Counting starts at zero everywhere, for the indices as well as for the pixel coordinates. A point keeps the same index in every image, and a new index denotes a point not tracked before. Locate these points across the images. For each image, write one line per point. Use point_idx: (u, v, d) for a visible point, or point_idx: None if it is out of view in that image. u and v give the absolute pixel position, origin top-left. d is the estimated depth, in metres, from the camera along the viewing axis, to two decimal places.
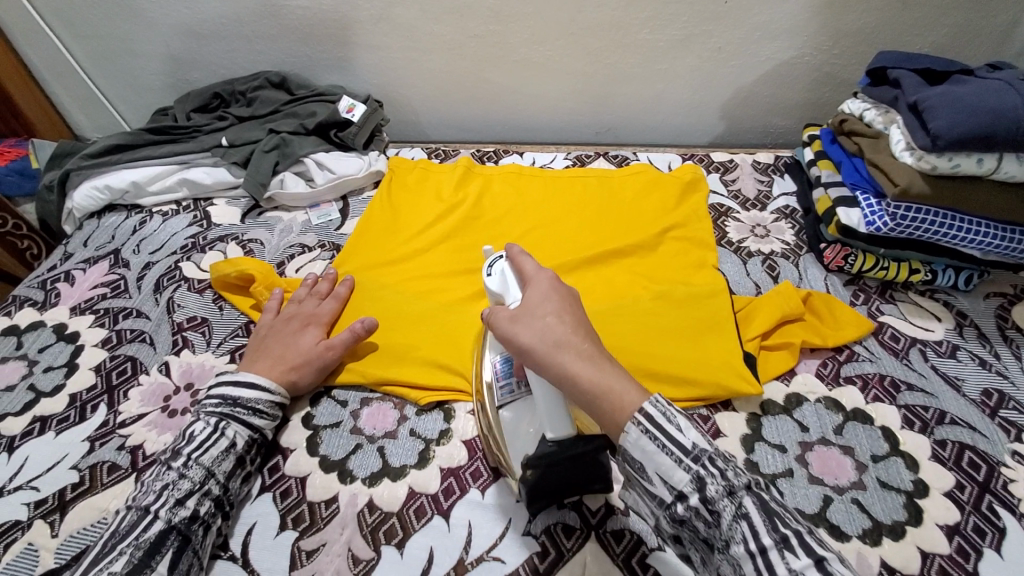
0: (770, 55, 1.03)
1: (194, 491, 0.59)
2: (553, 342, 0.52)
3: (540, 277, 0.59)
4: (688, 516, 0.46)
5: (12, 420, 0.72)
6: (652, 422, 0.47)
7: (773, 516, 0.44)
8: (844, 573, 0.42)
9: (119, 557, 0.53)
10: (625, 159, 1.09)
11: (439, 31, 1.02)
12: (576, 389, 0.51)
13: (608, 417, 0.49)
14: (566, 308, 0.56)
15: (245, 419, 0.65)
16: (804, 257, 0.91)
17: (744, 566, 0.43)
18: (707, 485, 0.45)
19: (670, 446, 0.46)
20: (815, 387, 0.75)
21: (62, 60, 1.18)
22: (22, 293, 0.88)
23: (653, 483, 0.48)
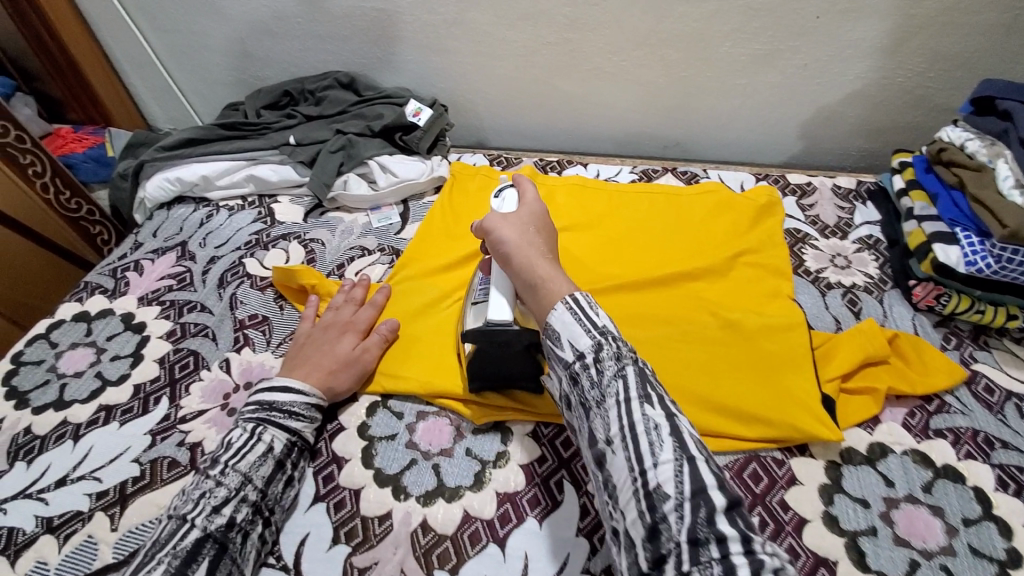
0: (859, 75, 0.96)
1: (231, 499, 0.58)
2: (524, 242, 0.65)
3: (533, 203, 0.72)
4: (580, 374, 0.55)
5: (80, 407, 0.74)
6: (578, 305, 0.57)
7: (646, 382, 0.53)
8: (687, 429, 0.51)
9: (156, 567, 0.52)
10: (694, 176, 1.04)
11: (511, 37, 1.00)
12: (528, 275, 0.63)
13: (542, 300, 0.60)
14: (543, 229, 0.69)
15: (281, 422, 0.64)
16: (888, 293, 0.85)
17: (610, 413, 0.52)
18: (603, 351, 0.54)
19: (586, 321, 0.56)
20: (901, 438, 0.69)
21: (142, 52, 1.22)
22: (94, 280, 0.90)
23: (561, 347, 0.57)
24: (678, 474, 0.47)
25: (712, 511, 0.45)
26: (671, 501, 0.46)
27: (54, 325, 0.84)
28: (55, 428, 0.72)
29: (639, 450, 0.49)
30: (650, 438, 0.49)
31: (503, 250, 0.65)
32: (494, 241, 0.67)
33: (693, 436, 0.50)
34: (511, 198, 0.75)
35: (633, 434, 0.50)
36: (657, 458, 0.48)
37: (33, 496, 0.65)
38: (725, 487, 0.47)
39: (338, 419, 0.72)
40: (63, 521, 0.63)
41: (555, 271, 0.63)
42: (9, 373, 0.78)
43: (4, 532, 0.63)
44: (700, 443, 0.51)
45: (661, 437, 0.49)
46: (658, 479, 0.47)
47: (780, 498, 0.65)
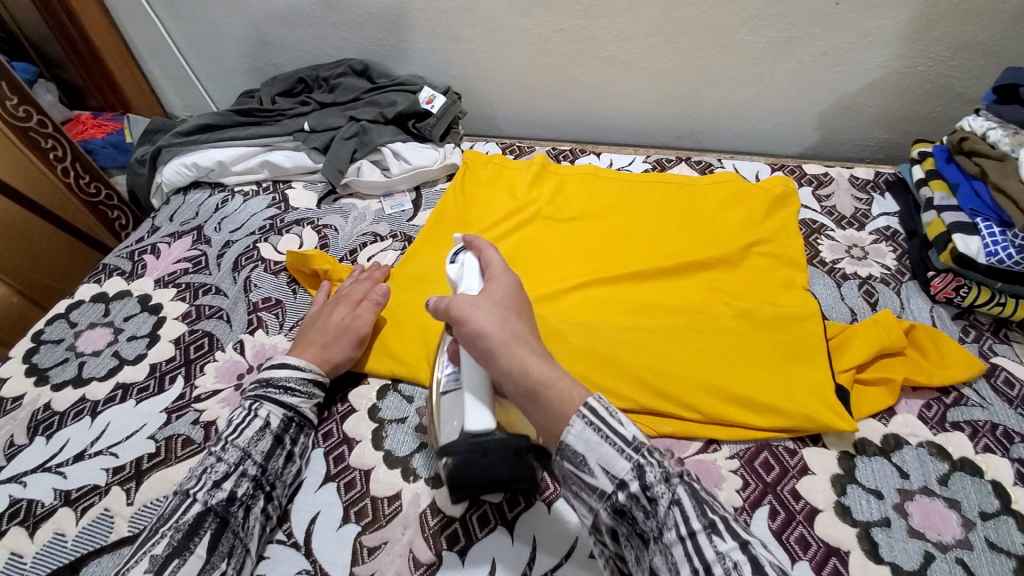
0: (878, 63, 0.95)
1: (231, 473, 0.59)
2: (507, 334, 0.56)
3: (501, 274, 0.64)
4: (628, 506, 0.49)
5: (98, 385, 0.75)
6: (597, 415, 0.50)
7: (703, 503, 0.47)
8: (765, 557, 0.45)
9: (161, 540, 0.54)
10: (708, 166, 1.03)
11: (525, 24, 1.00)
12: (526, 379, 0.53)
13: (552, 414, 0.52)
14: (519, 307, 0.61)
15: (278, 398, 0.65)
16: (905, 285, 0.84)
17: (675, 551, 0.46)
18: (647, 474, 0.48)
19: (613, 438, 0.49)
20: (917, 430, 0.68)
21: (160, 40, 1.23)
22: (112, 262, 0.92)
23: (591, 474, 0.50)
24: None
25: None
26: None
27: (73, 305, 0.85)
28: (74, 405, 0.73)
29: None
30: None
31: (484, 344, 0.56)
32: (470, 334, 0.57)
33: (771, 563, 0.45)
34: (472, 269, 0.66)
35: (708, 571, 0.44)
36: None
37: (52, 469, 0.67)
38: None
39: (349, 401, 0.72)
40: (81, 494, 0.64)
41: (554, 371, 0.54)
42: (29, 351, 0.80)
43: (24, 504, 0.64)
44: (783, 572, 0.45)
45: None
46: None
47: (791, 487, 0.64)
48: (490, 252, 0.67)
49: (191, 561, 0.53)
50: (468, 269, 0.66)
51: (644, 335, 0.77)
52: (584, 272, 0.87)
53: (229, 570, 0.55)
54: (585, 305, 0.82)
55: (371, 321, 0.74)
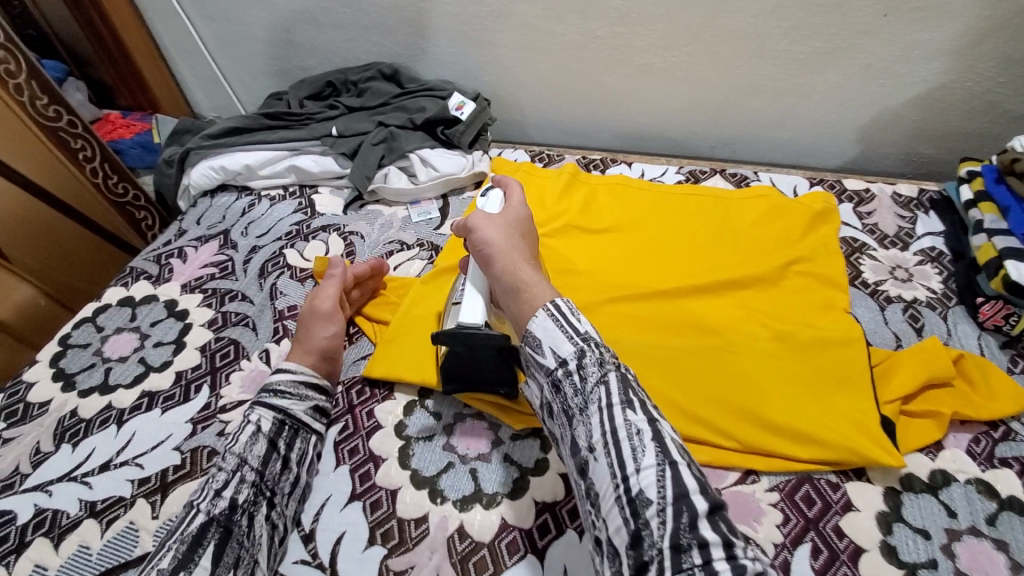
0: (926, 77, 0.91)
1: (231, 481, 0.58)
2: (509, 244, 0.62)
3: (518, 204, 0.69)
4: (562, 381, 0.53)
5: (124, 392, 0.75)
6: (559, 312, 0.55)
7: (628, 386, 0.51)
8: (669, 435, 0.50)
9: (166, 552, 0.52)
10: (744, 178, 1.00)
11: (559, 31, 0.98)
12: (509, 279, 0.59)
13: (521, 307, 0.57)
14: (526, 233, 0.67)
15: (269, 402, 0.64)
16: (952, 310, 0.80)
17: (593, 419, 0.51)
18: (586, 357, 0.53)
19: (567, 327, 0.54)
20: (966, 466, 0.65)
21: (190, 40, 1.23)
22: (139, 266, 0.91)
23: (541, 354, 0.55)
24: (660, 479, 0.46)
25: (699, 519, 0.44)
26: (654, 508, 0.45)
27: (100, 309, 0.85)
28: (100, 412, 0.73)
29: (620, 456, 0.48)
30: (631, 443, 0.48)
31: (485, 250, 0.62)
32: (475, 242, 0.63)
33: (674, 440, 0.49)
34: (495, 198, 0.72)
35: (616, 438, 0.49)
36: (639, 463, 0.47)
37: (77, 478, 0.66)
38: (706, 491, 0.46)
39: (374, 417, 0.71)
40: (106, 506, 0.64)
41: (539, 277, 0.59)
42: (56, 356, 0.79)
43: (49, 514, 0.64)
44: (683, 449, 0.50)
45: (643, 442, 0.48)
46: (641, 485, 0.46)
47: (835, 525, 0.61)
48: (514, 188, 0.72)
49: (197, 572, 0.51)
50: (494, 200, 0.72)
51: (674, 353, 0.74)
52: (615, 285, 0.84)
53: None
54: (616, 318, 0.79)
55: (333, 295, 0.74)
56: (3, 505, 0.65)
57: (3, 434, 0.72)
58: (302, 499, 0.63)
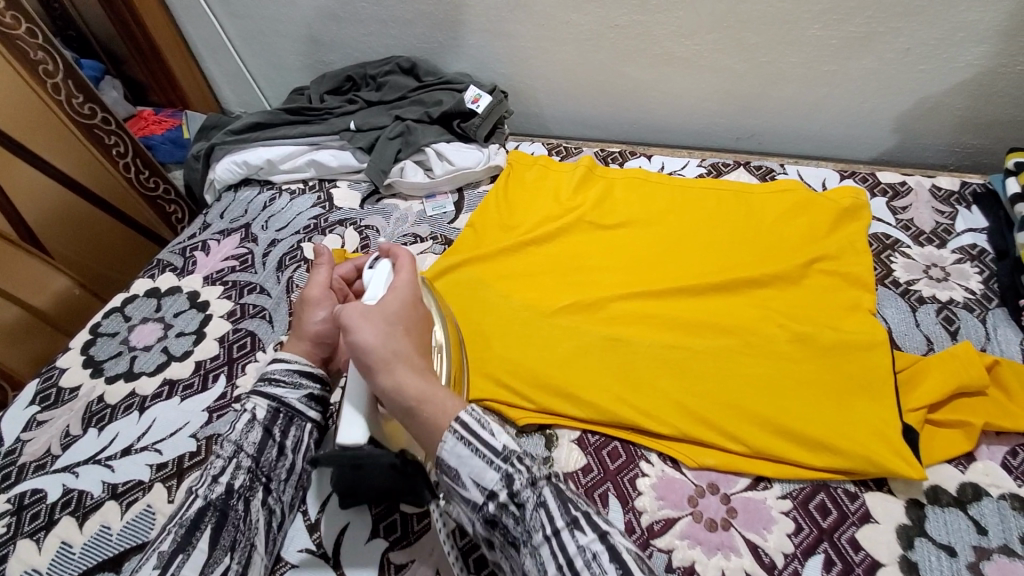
0: (972, 61, 0.85)
1: (227, 467, 0.58)
2: (391, 351, 0.54)
3: (404, 285, 0.60)
4: (497, 515, 0.48)
5: (147, 380, 0.78)
6: (467, 429, 0.50)
7: (566, 501, 0.47)
8: (624, 545, 0.45)
9: (167, 536, 0.53)
10: (769, 172, 0.96)
11: (577, 20, 0.95)
12: (402, 395, 0.52)
13: (425, 428, 0.52)
14: (414, 327, 0.59)
15: (264, 390, 0.63)
16: (992, 312, 0.75)
17: (542, 552, 0.45)
18: (514, 480, 0.48)
19: (483, 449, 0.49)
20: (1000, 481, 0.61)
21: (217, 37, 1.26)
22: (165, 258, 0.95)
23: (464, 486, 0.49)
24: None
25: None
26: None
27: (128, 299, 0.89)
28: (124, 399, 0.76)
29: None
30: (591, 569, 0.43)
31: (363, 359, 0.54)
32: (352, 346, 0.54)
33: (629, 550, 0.45)
34: (381, 275, 0.63)
35: (573, 569, 0.43)
36: None
37: (101, 461, 0.70)
38: None
39: None
40: (126, 489, 0.67)
41: (432, 388, 0.53)
42: (87, 343, 0.83)
43: (75, 495, 0.67)
44: (641, 558, 0.45)
45: (603, 567, 0.43)
46: None
47: (850, 536, 0.59)
48: (406, 260, 0.63)
49: (194, 555, 0.52)
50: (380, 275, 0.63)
51: (688, 356, 0.72)
52: (629, 283, 0.82)
53: (234, 563, 0.54)
54: (628, 314, 0.77)
55: (320, 282, 0.71)
56: (34, 483, 0.69)
57: (36, 417, 0.76)
58: (298, 486, 0.64)
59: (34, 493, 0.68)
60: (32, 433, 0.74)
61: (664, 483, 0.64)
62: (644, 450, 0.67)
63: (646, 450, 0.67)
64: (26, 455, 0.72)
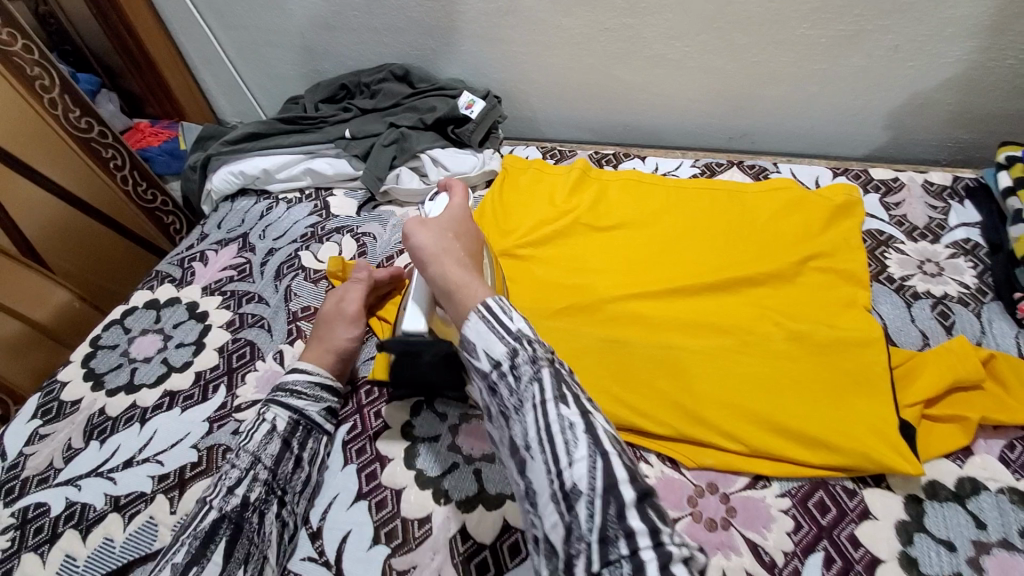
0: (962, 56, 0.85)
1: (243, 478, 0.59)
2: (440, 249, 0.57)
3: (459, 205, 0.65)
4: (498, 383, 0.49)
5: (147, 392, 0.78)
6: (490, 312, 0.49)
7: (562, 380, 0.47)
8: (603, 428, 0.46)
9: (180, 548, 0.55)
10: (762, 171, 0.96)
11: (568, 24, 0.96)
12: (443, 281, 0.55)
13: (457, 308, 0.53)
14: (465, 237, 0.62)
15: (284, 401, 0.66)
16: (987, 306, 0.76)
17: (527, 419, 0.46)
18: (518, 355, 0.47)
19: (498, 327, 0.48)
20: (997, 474, 0.62)
21: (211, 49, 1.27)
22: (163, 269, 0.95)
23: (477, 357, 0.49)
24: (592, 470, 0.43)
25: (626, 509, 0.41)
26: (587, 500, 0.42)
27: (127, 311, 0.89)
28: (124, 411, 0.76)
29: (554, 451, 0.44)
30: (565, 437, 0.44)
31: (417, 255, 0.58)
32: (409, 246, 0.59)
33: (608, 433, 0.46)
34: (440, 205, 0.70)
35: (550, 436, 0.45)
36: (572, 457, 0.44)
37: (103, 474, 0.70)
38: (637, 480, 0.43)
39: (382, 417, 0.72)
40: (128, 500, 0.67)
41: (472, 278, 0.54)
42: (87, 356, 0.84)
43: (78, 507, 0.67)
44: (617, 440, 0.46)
45: (577, 436, 0.44)
46: (573, 478, 0.43)
47: (849, 533, 0.59)
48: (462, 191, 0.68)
49: (209, 567, 0.53)
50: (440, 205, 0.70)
51: (683, 354, 0.73)
52: (625, 284, 0.83)
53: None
54: (625, 316, 0.78)
55: (356, 300, 0.77)
56: (38, 497, 0.69)
57: (39, 431, 0.76)
58: (311, 499, 0.65)
59: (37, 507, 0.69)
60: (35, 446, 0.74)
61: (664, 484, 0.65)
62: (643, 451, 0.67)
63: (646, 452, 0.68)
64: (30, 468, 0.72)
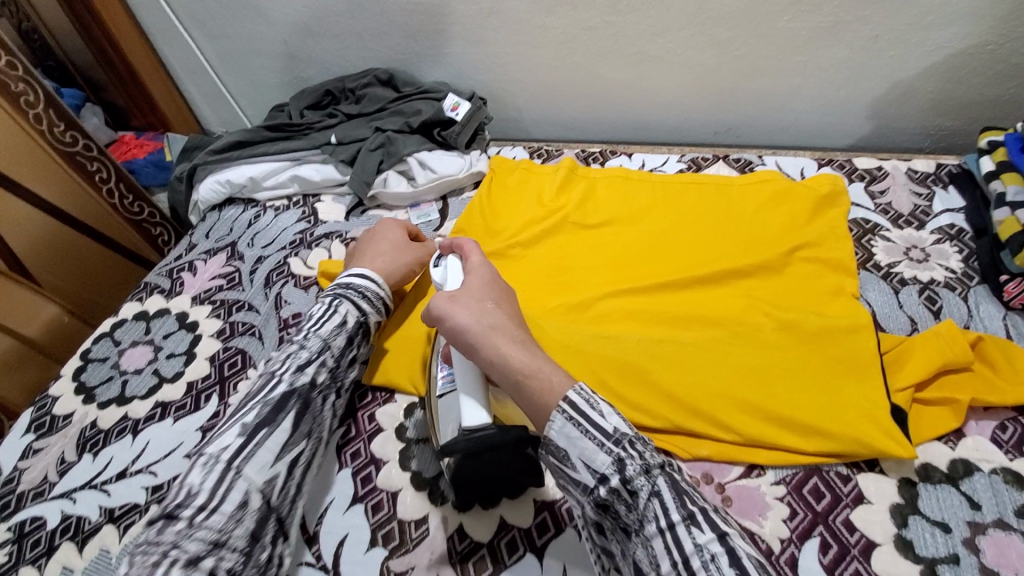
0: (939, 44, 0.86)
1: (314, 361, 0.64)
2: (488, 326, 0.56)
3: (481, 264, 0.64)
4: (610, 501, 0.47)
5: (139, 404, 0.77)
6: (579, 414, 0.48)
7: (681, 494, 0.46)
8: (744, 550, 0.43)
9: (251, 410, 0.59)
10: (748, 163, 0.97)
11: (550, 24, 0.97)
12: (508, 367, 0.53)
13: (536, 399, 0.51)
14: (503, 301, 0.61)
15: (354, 299, 0.71)
16: (974, 289, 0.76)
17: (654, 544, 0.44)
18: (627, 467, 0.46)
19: (594, 432, 0.48)
20: (990, 455, 0.62)
21: (195, 59, 1.26)
22: (152, 280, 0.94)
23: (576, 470, 0.48)
24: None
25: None
26: None
27: (117, 324, 0.89)
28: (117, 423, 0.76)
29: None
30: (709, 571, 0.41)
31: (465, 338, 0.56)
32: (450, 330, 0.57)
33: (750, 556, 0.42)
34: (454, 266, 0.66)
35: (688, 566, 0.42)
36: None
37: (97, 486, 0.69)
38: None
39: (376, 420, 0.72)
40: (123, 512, 0.67)
41: (536, 358, 0.53)
42: (78, 369, 0.83)
43: (73, 520, 0.67)
44: (763, 566, 0.42)
45: (722, 571, 0.41)
46: None
47: (844, 518, 0.59)
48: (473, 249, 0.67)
49: (280, 431, 0.58)
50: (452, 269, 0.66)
51: (676, 348, 0.73)
52: (616, 281, 0.83)
53: (306, 449, 0.61)
54: (617, 312, 0.78)
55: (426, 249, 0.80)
56: (34, 511, 0.69)
57: (33, 445, 0.75)
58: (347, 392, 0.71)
59: (34, 520, 0.68)
60: (30, 461, 0.74)
61: None
62: None
63: None
64: (24, 483, 0.71)
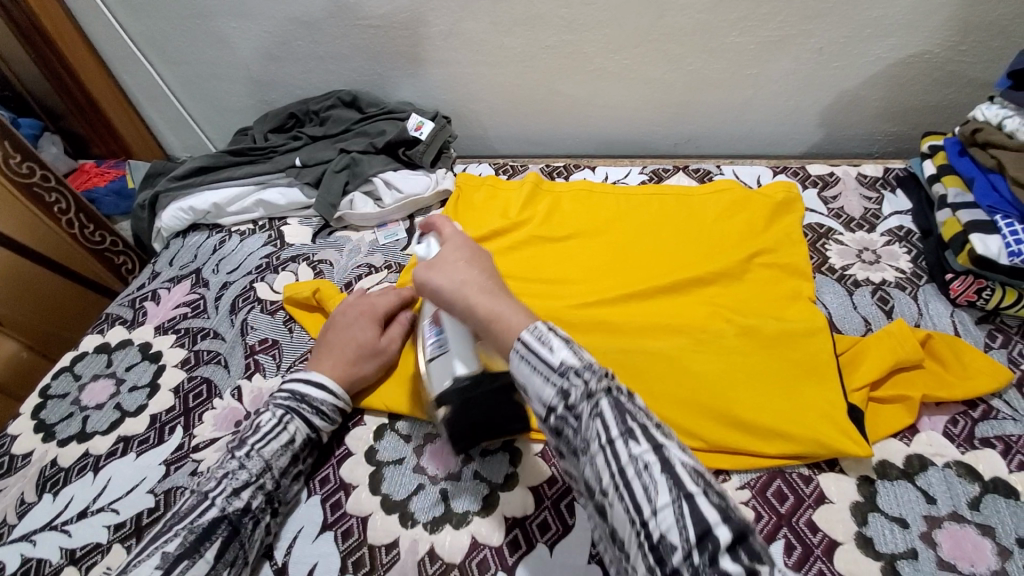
0: (881, 55, 0.90)
1: (250, 484, 0.61)
2: (457, 284, 0.56)
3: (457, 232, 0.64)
4: (559, 426, 0.48)
5: (100, 439, 0.76)
6: (529, 352, 0.49)
7: (624, 414, 0.46)
8: (678, 460, 0.44)
9: (174, 537, 0.55)
10: (707, 174, 1.00)
11: (509, 44, 0.98)
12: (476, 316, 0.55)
13: (502, 339, 0.52)
14: (477, 258, 0.60)
15: (305, 416, 0.67)
16: (923, 288, 0.80)
17: (598, 462, 0.45)
18: (571, 395, 0.47)
19: (541, 367, 0.48)
20: (943, 450, 0.64)
21: (156, 85, 1.25)
22: (114, 311, 0.93)
23: (531, 400, 0.49)
24: (679, 518, 0.41)
25: (722, 554, 0.39)
26: (680, 553, 0.40)
27: (77, 357, 0.87)
28: (78, 460, 0.74)
29: (634, 499, 0.43)
30: (642, 481, 0.43)
31: (440, 296, 0.58)
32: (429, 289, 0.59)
33: (684, 465, 0.44)
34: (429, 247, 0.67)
35: (626, 479, 0.44)
36: (654, 504, 0.42)
37: (59, 527, 0.68)
38: (729, 517, 0.41)
39: (345, 445, 0.71)
40: (85, 552, 0.65)
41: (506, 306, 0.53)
42: (37, 407, 0.81)
43: (34, 563, 0.65)
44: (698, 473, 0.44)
45: (654, 479, 0.43)
46: (661, 529, 0.41)
47: (807, 519, 0.61)
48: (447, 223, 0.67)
49: (200, 563, 0.55)
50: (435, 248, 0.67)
51: (641, 357, 0.74)
52: (584, 293, 0.84)
53: None
54: (584, 323, 0.79)
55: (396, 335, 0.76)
56: None
57: None
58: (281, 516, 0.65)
59: None
60: None
61: None
62: None
63: None
64: None
